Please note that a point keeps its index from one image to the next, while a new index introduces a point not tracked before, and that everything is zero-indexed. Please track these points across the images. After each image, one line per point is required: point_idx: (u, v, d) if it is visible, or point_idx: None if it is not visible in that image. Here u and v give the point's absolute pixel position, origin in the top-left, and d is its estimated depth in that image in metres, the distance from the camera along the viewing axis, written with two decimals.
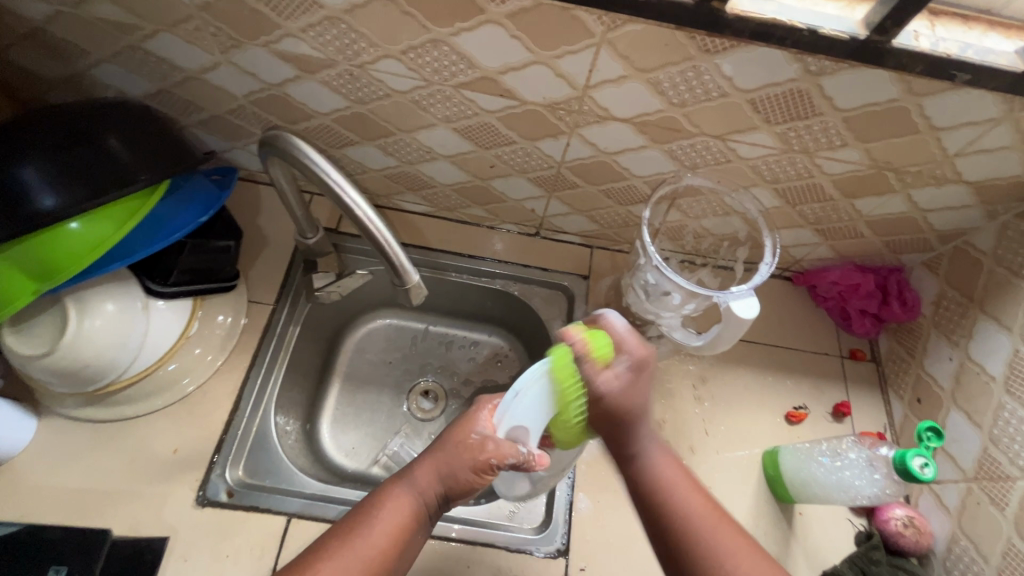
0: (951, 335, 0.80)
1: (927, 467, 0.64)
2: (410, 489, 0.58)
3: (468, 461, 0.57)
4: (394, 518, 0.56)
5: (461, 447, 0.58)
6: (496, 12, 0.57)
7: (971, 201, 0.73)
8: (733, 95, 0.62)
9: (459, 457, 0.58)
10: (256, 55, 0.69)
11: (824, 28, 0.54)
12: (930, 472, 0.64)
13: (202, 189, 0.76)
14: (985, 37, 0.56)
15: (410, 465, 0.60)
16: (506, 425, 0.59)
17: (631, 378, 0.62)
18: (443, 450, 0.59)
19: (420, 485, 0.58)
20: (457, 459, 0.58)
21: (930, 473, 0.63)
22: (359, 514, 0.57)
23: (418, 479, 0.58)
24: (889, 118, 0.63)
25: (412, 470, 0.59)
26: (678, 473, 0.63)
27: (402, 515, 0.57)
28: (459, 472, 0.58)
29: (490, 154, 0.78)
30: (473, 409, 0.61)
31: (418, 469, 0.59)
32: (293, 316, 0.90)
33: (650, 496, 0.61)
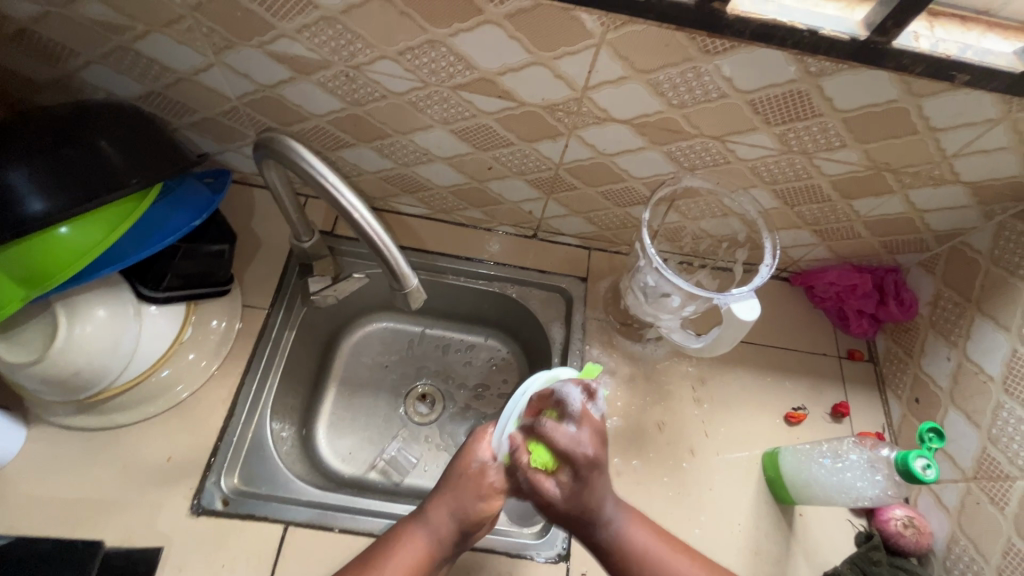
0: (949, 335, 0.81)
1: (929, 468, 0.63)
2: (423, 528, 0.60)
3: (473, 488, 0.61)
4: (409, 557, 0.58)
5: (467, 479, 0.61)
6: (495, 12, 0.56)
7: (968, 201, 0.73)
8: (732, 96, 0.62)
9: (465, 490, 0.61)
10: (250, 55, 0.67)
11: (825, 28, 0.53)
12: (932, 473, 0.63)
13: (194, 193, 0.75)
14: (983, 38, 0.56)
15: (423, 507, 0.62)
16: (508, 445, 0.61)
17: (576, 492, 0.59)
18: (452, 485, 0.61)
19: (433, 524, 0.60)
20: (464, 491, 0.61)
21: (932, 475, 0.62)
22: (375, 551, 0.59)
23: (432, 518, 0.60)
24: (888, 119, 0.63)
25: (425, 510, 0.61)
26: (654, 541, 0.62)
27: (416, 554, 0.58)
28: (468, 503, 0.60)
29: (488, 156, 0.77)
30: (471, 440, 0.64)
31: (430, 509, 0.61)
32: (289, 320, 0.88)
33: (628, 568, 0.61)
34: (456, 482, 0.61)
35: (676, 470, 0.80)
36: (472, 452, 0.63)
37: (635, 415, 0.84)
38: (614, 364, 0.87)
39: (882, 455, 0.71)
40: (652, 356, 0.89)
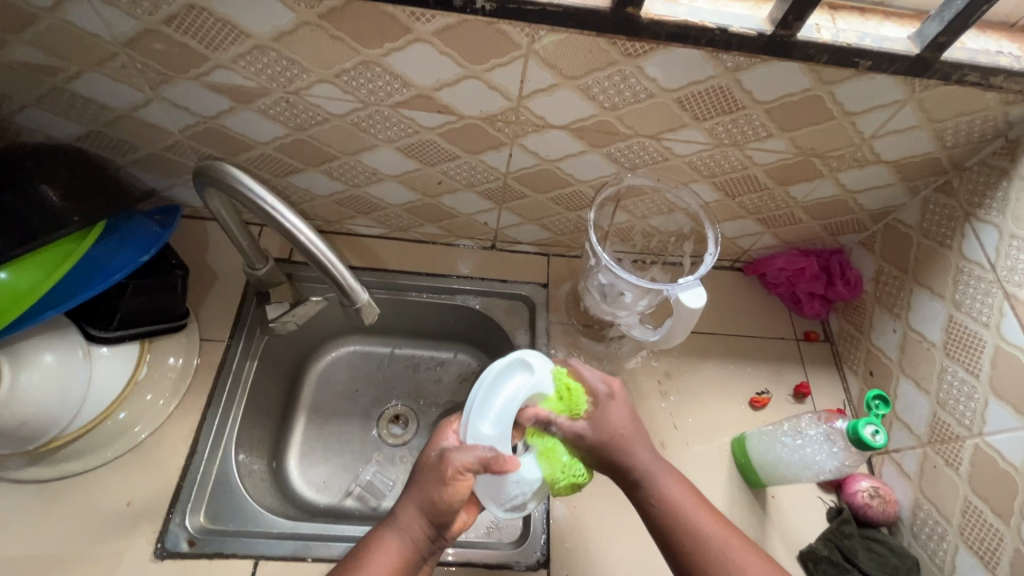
0: (893, 307, 0.84)
1: (878, 433, 0.63)
2: (395, 531, 0.58)
3: (436, 477, 0.58)
4: (383, 564, 0.56)
5: (429, 473, 0.58)
6: (423, 30, 0.57)
7: (893, 179, 0.78)
8: (660, 96, 0.64)
9: (430, 480, 0.58)
10: (186, 88, 0.68)
11: (733, 26, 0.56)
12: (882, 438, 0.63)
13: (141, 230, 0.74)
14: (881, 26, 0.60)
15: (393, 511, 0.59)
16: (471, 433, 0.62)
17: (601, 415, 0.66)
18: (418, 483, 0.59)
19: (403, 525, 0.57)
20: (431, 484, 0.58)
21: (882, 440, 0.63)
22: (348, 562, 0.57)
23: (400, 520, 0.58)
24: (808, 107, 0.66)
25: (395, 512, 0.59)
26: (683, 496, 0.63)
27: (391, 558, 0.56)
28: (435, 495, 0.57)
29: (436, 170, 0.79)
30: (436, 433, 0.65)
31: (400, 511, 0.58)
32: (249, 350, 0.86)
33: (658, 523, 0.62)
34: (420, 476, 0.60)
35: None
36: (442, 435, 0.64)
37: None
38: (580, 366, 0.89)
39: (833, 427, 0.72)
40: (616, 355, 0.90)
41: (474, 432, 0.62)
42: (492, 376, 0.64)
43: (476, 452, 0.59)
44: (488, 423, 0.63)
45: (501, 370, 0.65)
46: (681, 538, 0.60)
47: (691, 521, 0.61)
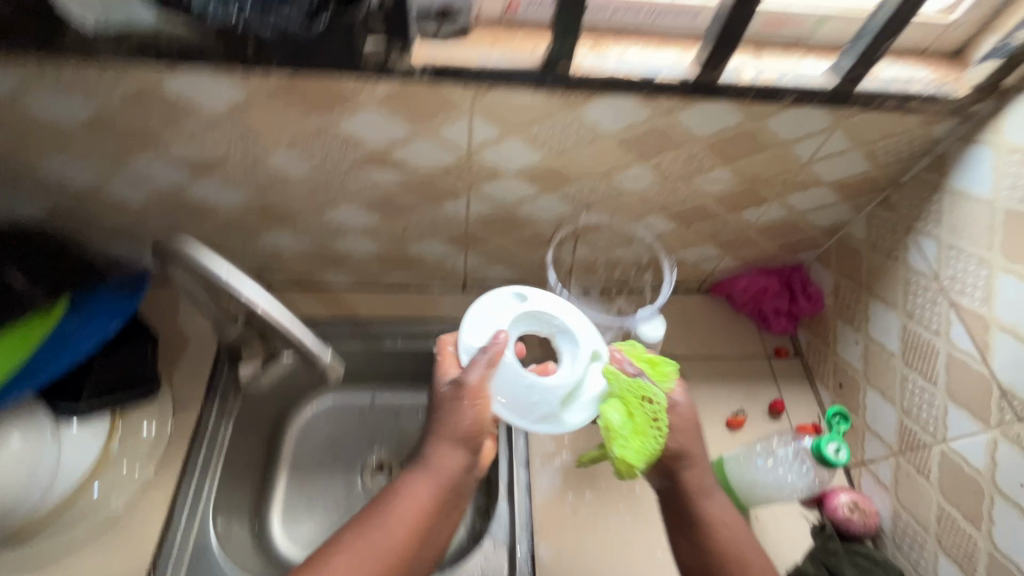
0: (853, 319, 0.87)
1: (840, 450, 0.75)
2: (429, 469, 0.63)
3: (463, 406, 0.64)
4: (420, 497, 0.62)
5: (456, 408, 0.64)
6: (369, 97, 0.60)
7: (836, 198, 0.81)
8: (602, 140, 0.68)
9: (456, 409, 0.64)
10: (147, 163, 0.70)
11: (658, 76, 0.59)
12: (843, 454, 0.75)
13: (109, 301, 0.75)
14: (804, 61, 0.64)
15: (423, 454, 0.65)
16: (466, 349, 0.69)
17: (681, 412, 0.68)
18: (444, 418, 0.65)
19: (436, 461, 0.63)
20: (458, 413, 0.64)
21: (844, 456, 0.74)
22: (385, 499, 0.62)
23: (427, 462, 0.63)
24: (744, 140, 0.69)
25: (427, 451, 0.64)
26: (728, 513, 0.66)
27: (427, 492, 0.62)
28: (465, 425, 0.64)
29: (399, 222, 0.82)
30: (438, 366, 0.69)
31: (431, 451, 0.64)
32: (225, 410, 0.85)
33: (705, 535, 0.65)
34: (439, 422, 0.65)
35: (630, 496, 0.83)
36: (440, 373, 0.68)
37: (583, 448, 0.87)
38: None
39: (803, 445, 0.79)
40: None
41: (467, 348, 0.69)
42: (486, 301, 0.72)
43: (478, 361, 0.64)
44: (481, 338, 0.69)
45: (496, 296, 0.73)
46: (725, 567, 0.63)
47: (738, 553, 0.64)
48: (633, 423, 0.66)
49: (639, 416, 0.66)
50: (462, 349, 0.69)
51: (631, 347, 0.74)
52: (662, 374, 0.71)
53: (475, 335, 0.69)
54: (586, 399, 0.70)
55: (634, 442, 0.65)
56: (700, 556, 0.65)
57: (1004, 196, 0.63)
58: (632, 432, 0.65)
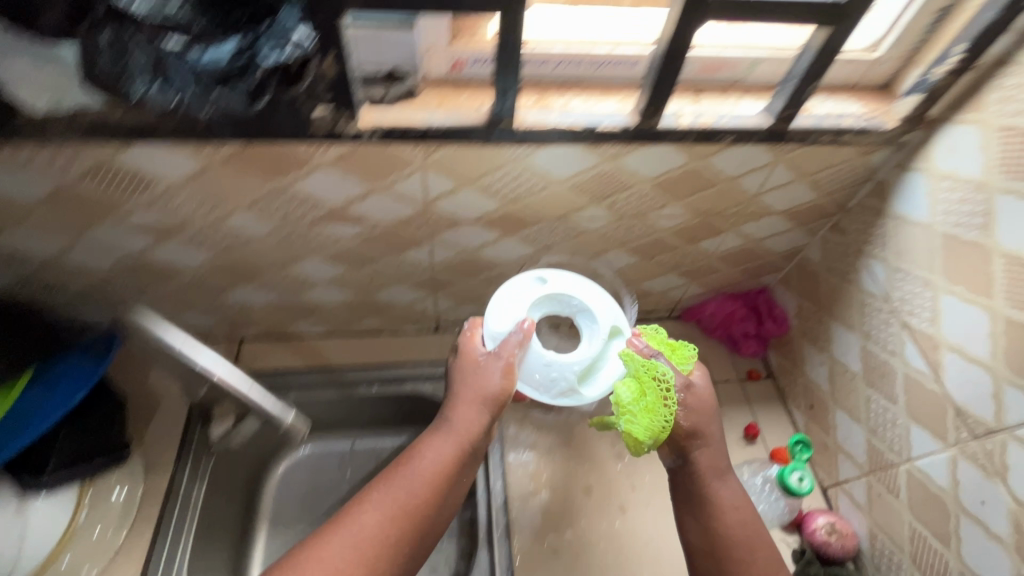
0: (817, 341, 0.88)
1: (801, 479, 0.81)
2: (451, 431, 0.65)
3: (491, 373, 0.66)
4: (440, 457, 0.64)
5: (480, 374, 0.66)
6: (321, 159, 0.62)
7: (789, 225, 0.84)
8: (554, 185, 0.70)
9: (484, 377, 0.66)
10: (108, 232, 0.71)
11: (601, 124, 0.62)
12: (806, 483, 0.81)
13: (73, 368, 0.74)
14: (740, 103, 0.67)
15: (446, 416, 0.67)
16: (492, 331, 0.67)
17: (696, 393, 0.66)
18: (469, 384, 0.67)
19: (459, 424, 0.65)
20: (485, 380, 0.66)
21: (806, 485, 0.81)
22: (408, 457, 0.65)
23: (452, 426, 0.65)
24: (691, 178, 0.72)
25: (451, 414, 0.66)
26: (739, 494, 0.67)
27: (448, 452, 0.64)
28: (488, 394, 0.66)
29: (365, 271, 0.83)
30: (468, 337, 0.70)
31: (455, 414, 0.66)
32: (197, 473, 0.84)
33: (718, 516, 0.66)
34: (464, 390, 0.67)
35: (611, 532, 0.83)
36: (465, 343, 0.70)
37: (562, 486, 0.87)
38: (533, 439, 0.90)
39: (768, 473, 0.85)
40: (567, 422, 0.93)
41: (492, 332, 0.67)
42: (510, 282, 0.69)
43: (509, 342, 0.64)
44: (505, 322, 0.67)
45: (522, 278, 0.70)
46: (732, 549, 0.64)
47: (746, 536, 0.65)
48: (646, 401, 0.62)
49: (651, 392, 0.62)
50: (488, 337, 0.68)
51: (653, 330, 0.70)
52: (683, 356, 0.67)
53: (499, 317, 0.67)
54: (604, 374, 0.67)
55: (644, 421, 0.61)
56: (706, 537, 0.66)
57: (939, 221, 0.65)
58: (642, 408, 0.62)
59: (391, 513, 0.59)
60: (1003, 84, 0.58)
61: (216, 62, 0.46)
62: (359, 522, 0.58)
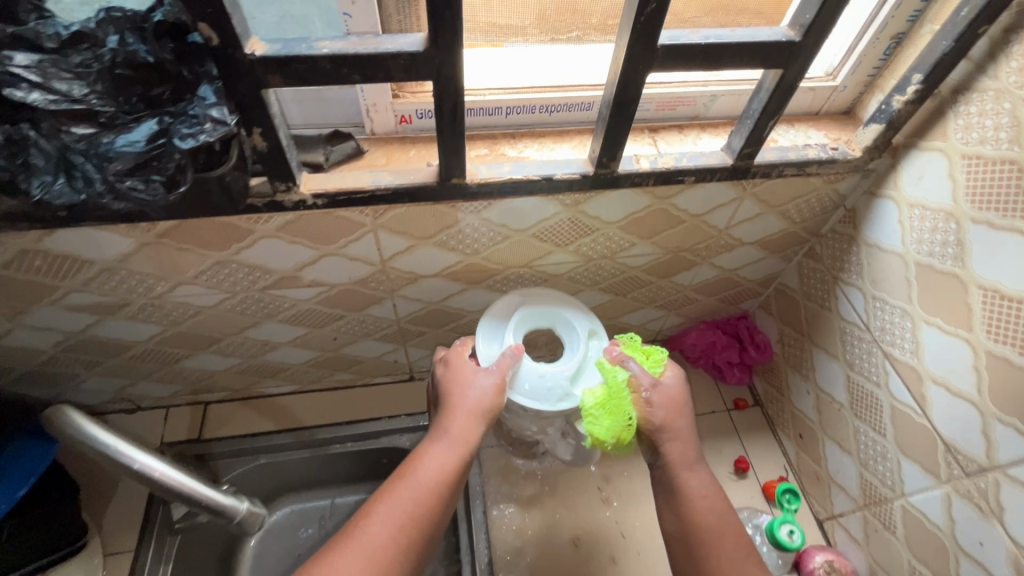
0: (802, 368, 0.86)
1: (793, 532, 0.79)
2: (449, 439, 0.60)
3: (487, 383, 0.63)
4: (440, 468, 0.58)
5: (475, 383, 0.63)
6: (264, 229, 0.59)
7: (762, 254, 0.82)
8: (515, 236, 0.67)
9: (479, 385, 0.62)
10: (46, 313, 0.66)
11: (557, 173, 0.59)
12: (796, 536, 0.79)
13: (21, 457, 0.68)
14: (699, 140, 0.65)
15: (439, 425, 0.61)
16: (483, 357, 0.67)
17: (660, 388, 0.63)
18: (463, 392, 0.62)
19: (457, 431, 0.60)
20: (481, 388, 0.62)
21: (798, 537, 0.79)
22: (403, 470, 0.59)
23: (451, 429, 0.60)
24: (657, 218, 0.69)
25: (445, 421, 0.61)
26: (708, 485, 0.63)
27: (447, 462, 0.59)
28: (487, 402, 0.62)
29: (327, 330, 0.79)
30: (455, 350, 0.67)
31: (449, 421, 0.61)
32: (162, 555, 0.80)
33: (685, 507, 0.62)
34: (459, 392, 0.63)
35: None
36: (454, 356, 0.66)
37: (549, 538, 0.83)
38: (517, 490, 0.87)
39: (760, 524, 0.82)
40: (551, 469, 0.89)
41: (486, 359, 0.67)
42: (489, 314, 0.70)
43: (499, 362, 0.64)
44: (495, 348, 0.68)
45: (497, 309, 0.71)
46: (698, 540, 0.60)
47: (714, 530, 0.60)
48: (606, 406, 0.62)
49: (615, 395, 0.63)
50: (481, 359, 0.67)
51: (630, 337, 0.70)
52: (657, 360, 0.67)
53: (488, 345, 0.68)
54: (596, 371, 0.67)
55: (604, 424, 0.62)
56: (679, 521, 0.62)
57: (912, 249, 0.63)
58: (605, 411, 0.62)
59: (396, 525, 0.54)
60: (966, 111, 0.56)
61: (131, 146, 0.44)
62: (364, 537, 0.54)
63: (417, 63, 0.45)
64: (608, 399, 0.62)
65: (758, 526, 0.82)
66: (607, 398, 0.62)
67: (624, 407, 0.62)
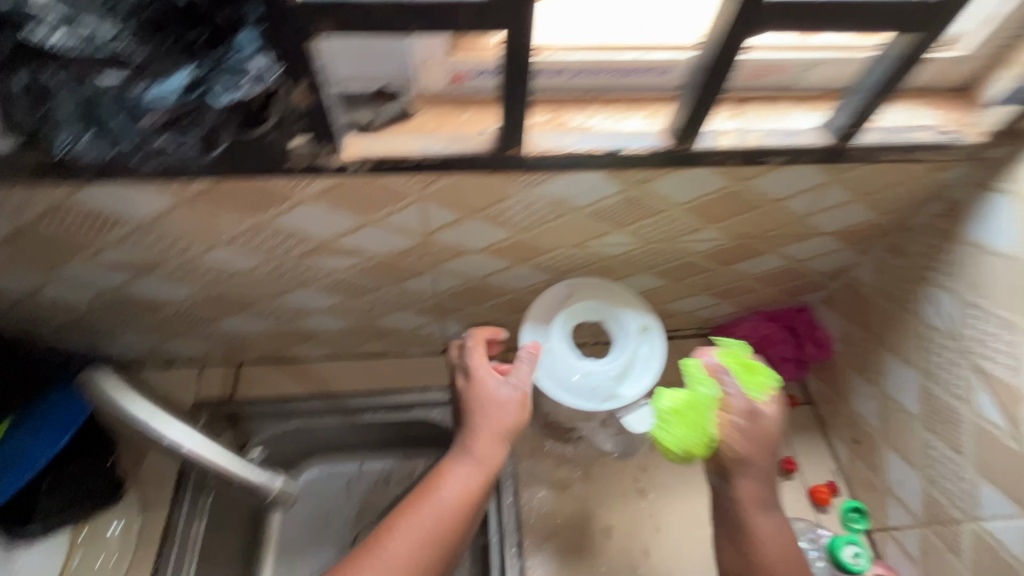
0: (866, 371, 0.79)
1: (858, 555, 0.72)
2: (473, 461, 0.61)
3: (508, 407, 0.64)
4: (464, 489, 0.59)
5: (499, 405, 0.63)
6: (304, 194, 0.54)
7: (838, 245, 0.74)
8: (572, 213, 0.61)
9: (500, 408, 0.63)
10: (82, 269, 0.64)
11: (625, 149, 0.52)
12: (861, 559, 0.72)
13: (60, 409, 0.70)
14: (790, 116, 0.56)
15: (462, 445, 0.62)
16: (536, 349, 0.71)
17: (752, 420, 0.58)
18: (485, 414, 0.63)
19: (482, 454, 0.61)
20: (504, 411, 0.63)
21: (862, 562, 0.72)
22: (425, 487, 0.59)
23: (476, 452, 0.61)
24: (730, 202, 0.63)
25: (470, 443, 0.62)
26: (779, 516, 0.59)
27: (471, 483, 0.60)
28: (508, 425, 0.63)
29: (363, 301, 0.76)
30: (472, 360, 0.67)
31: (473, 443, 0.62)
32: (196, 508, 0.76)
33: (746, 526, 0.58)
34: (483, 414, 0.63)
35: None
36: (473, 372, 0.66)
37: (580, 525, 0.81)
38: (550, 474, 0.84)
39: (818, 539, 0.76)
40: (586, 454, 0.86)
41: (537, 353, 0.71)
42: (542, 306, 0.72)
43: (520, 375, 0.65)
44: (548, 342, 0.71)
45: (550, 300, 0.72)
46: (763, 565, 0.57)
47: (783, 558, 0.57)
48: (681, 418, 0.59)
49: (696, 407, 0.59)
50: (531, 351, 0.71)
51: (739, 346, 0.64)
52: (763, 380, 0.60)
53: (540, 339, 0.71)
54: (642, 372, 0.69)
55: (674, 434, 0.59)
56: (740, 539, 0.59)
57: None
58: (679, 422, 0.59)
59: (421, 540, 0.55)
60: None
61: (161, 99, 0.41)
62: (389, 552, 0.54)
63: (486, 16, 0.39)
64: (684, 412, 0.59)
65: (815, 542, 0.76)
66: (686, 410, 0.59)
67: (703, 424, 0.58)
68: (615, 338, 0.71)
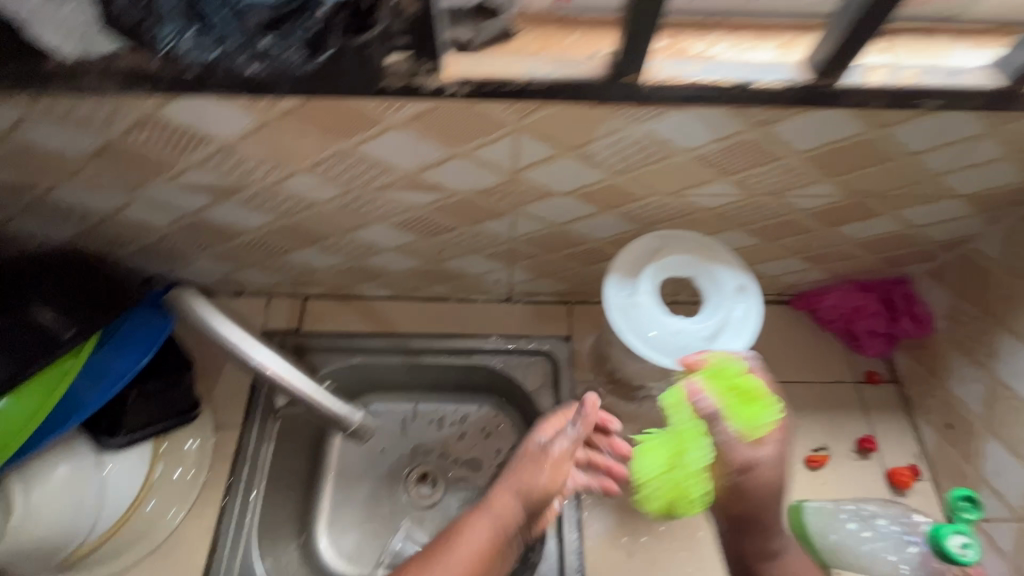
0: (974, 352, 0.72)
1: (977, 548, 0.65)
2: (491, 517, 0.62)
3: (540, 471, 0.65)
4: (477, 542, 0.60)
5: (533, 467, 0.65)
6: (394, 119, 0.51)
7: (966, 211, 0.67)
8: (678, 155, 0.56)
9: (531, 469, 0.65)
10: (164, 189, 0.64)
11: (759, 81, 0.46)
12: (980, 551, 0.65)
13: (147, 320, 0.69)
14: (951, 52, 0.47)
15: (483, 498, 0.64)
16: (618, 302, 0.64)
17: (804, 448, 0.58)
18: (515, 474, 0.65)
19: (500, 509, 0.62)
20: (534, 471, 0.65)
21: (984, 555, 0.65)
22: (442, 538, 0.60)
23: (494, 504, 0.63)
24: (858, 152, 0.56)
25: (489, 497, 0.63)
26: None
27: (484, 538, 0.60)
28: (535, 485, 0.64)
29: (436, 241, 0.73)
30: (535, 426, 0.70)
31: (493, 498, 0.63)
32: (264, 433, 0.80)
33: None
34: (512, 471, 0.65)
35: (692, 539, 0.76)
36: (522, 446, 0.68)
37: None
38: None
39: None
40: (649, 414, 0.83)
41: (619, 306, 0.64)
42: (625, 257, 0.66)
43: (565, 436, 0.67)
44: (632, 296, 0.64)
45: (633, 252, 0.66)
46: None
47: None
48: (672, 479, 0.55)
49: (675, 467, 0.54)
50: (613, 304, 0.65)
51: (730, 367, 0.56)
52: (753, 422, 0.54)
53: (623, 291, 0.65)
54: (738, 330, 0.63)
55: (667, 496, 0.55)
56: None
57: None
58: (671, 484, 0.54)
59: None
60: None
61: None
62: None
63: None
64: (678, 472, 0.54)
65: None
66: (674, 471, 0.54)
67: (682, 487, 0.54)
68: (706, 296, 0.65)
